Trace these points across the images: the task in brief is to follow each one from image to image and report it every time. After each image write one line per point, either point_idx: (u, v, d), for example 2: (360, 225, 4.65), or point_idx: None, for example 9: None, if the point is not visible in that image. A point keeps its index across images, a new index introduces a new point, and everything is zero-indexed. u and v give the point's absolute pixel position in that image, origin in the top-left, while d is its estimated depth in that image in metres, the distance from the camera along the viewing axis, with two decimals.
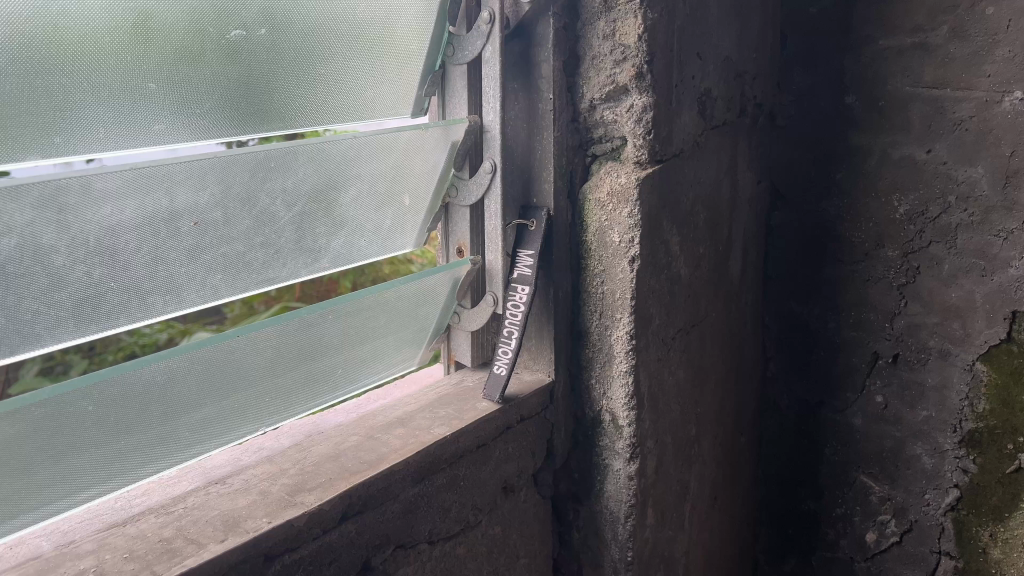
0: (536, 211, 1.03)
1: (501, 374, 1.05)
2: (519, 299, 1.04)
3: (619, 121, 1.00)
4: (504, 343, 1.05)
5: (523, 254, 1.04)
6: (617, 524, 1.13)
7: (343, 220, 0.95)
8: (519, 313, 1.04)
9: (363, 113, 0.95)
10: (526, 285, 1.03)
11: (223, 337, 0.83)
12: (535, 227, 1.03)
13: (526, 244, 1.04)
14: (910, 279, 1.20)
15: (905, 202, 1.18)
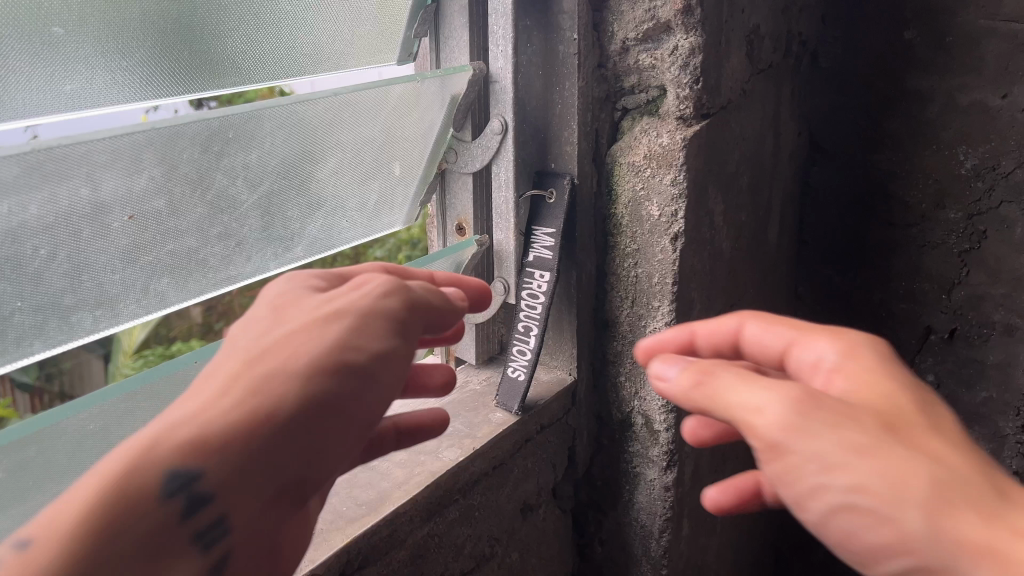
0: (557, 178, 0.85)
1: (519, 380, 0.87)
2: (537, 287, 0.86)
3: (659, 67, 0.81)
4: (518, 341, 0.87)
5: (539, 231, 0.86)
6: (650, 539, 0.98)
7: (320, 200, 0.75)
8: (539, 304, 0.86)
9: (341, 60, 0.75)
10: (546, 270, 0.85)
11: (178, 362, 0.64)
12: (551, 199, 0.85)
13: (543, 219, 0.86)
14: (975, 246, 1.05)
15: (973, 155, 1.02)
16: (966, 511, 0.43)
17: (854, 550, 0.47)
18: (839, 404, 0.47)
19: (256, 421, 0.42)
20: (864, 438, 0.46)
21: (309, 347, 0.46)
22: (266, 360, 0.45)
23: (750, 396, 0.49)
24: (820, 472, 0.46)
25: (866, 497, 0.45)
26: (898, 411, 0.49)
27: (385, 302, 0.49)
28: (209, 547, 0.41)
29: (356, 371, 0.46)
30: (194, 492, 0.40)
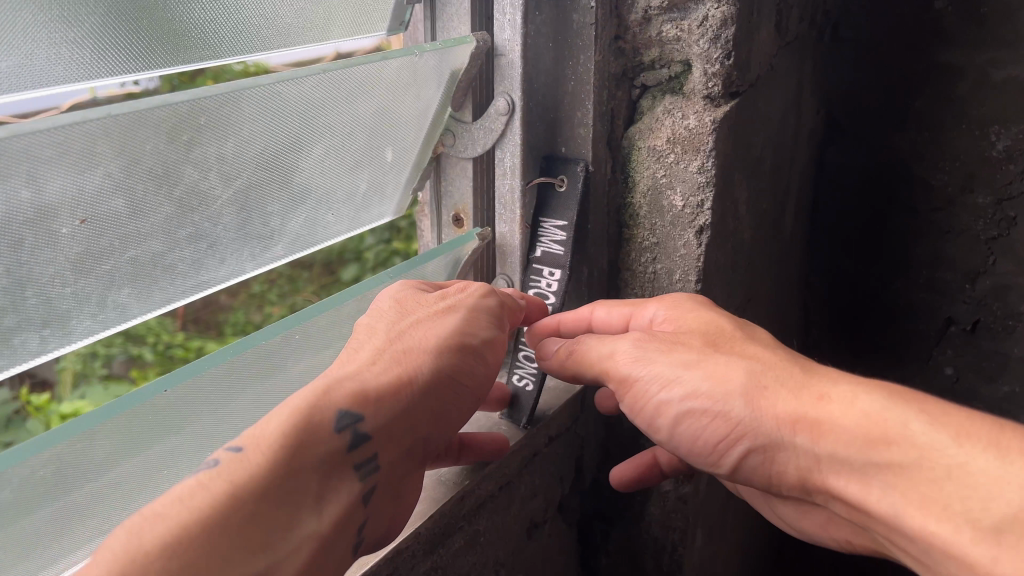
0: (570, 164, 0.76)
1: (529, 391, 0.78)
2: (545, 284, 0.78)
3: (684, 40, 0.72)
4: (524, 346, 0.79)
5: (549, 222, 0.77)
6: (662, 552, 0.91)
7: (304, 191, 0.65)
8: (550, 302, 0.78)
9: (326, 27, 0.65)
10: (555, 266, 0.77)
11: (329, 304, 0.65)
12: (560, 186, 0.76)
13: (552, 210, 0.77)
14: (1003, 232, 1.02)
15: (1006, 136, 0.97)
16: (796, 395, 0.59)
17: (701, 447, 0.63)
18: (670, 336, 0.64)
19: (403, 381, 0.57)
20: (694, 358, 0.62)
21: (436, 333, 0.60)
22: (405, 342, 0.60)
23: (607, 344, 0.65)
24: (662, 390, 0.62)
25: (702, 403, 0.60)
26: (721, 333, 0.64)
27: (488, 300, 0.65)
28: (366, 477, 0.55)
29: (475, 350, 0.62)
30: (357, 432, 0.54)
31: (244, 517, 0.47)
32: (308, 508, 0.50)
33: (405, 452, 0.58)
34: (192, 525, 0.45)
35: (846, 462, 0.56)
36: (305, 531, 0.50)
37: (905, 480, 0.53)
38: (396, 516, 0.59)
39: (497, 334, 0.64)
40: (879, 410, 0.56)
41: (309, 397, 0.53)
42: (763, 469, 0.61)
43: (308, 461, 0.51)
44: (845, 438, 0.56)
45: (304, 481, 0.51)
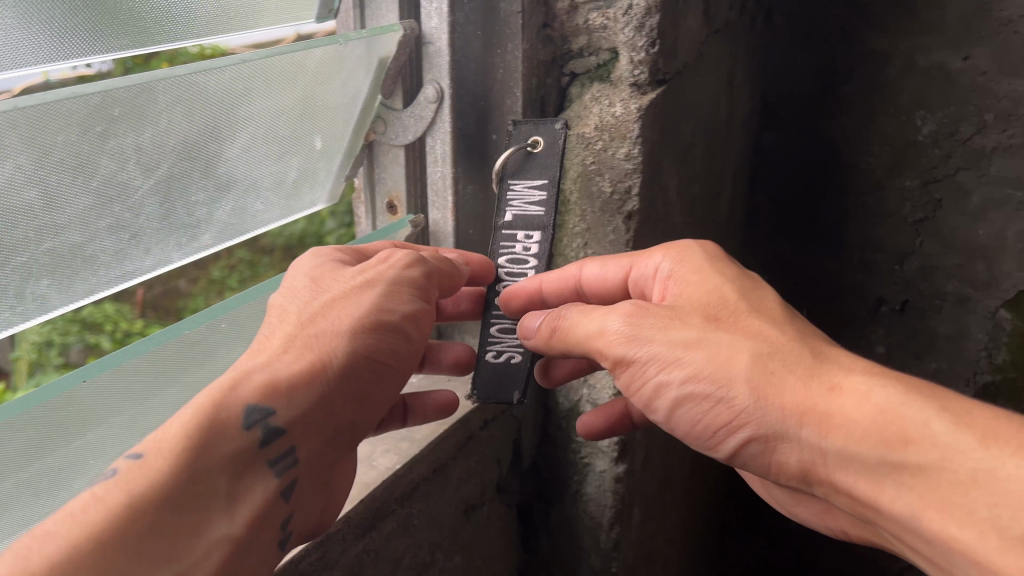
0: (546, 123, 0.69)
1: (512, 362, 0.70)
2: (520, 249, 0.70)
3: (611, 27, 0.73)
4: (498, 319, 0.71)
5: (523, 182, 0.70)
6: (599, 531, 0.93)
7: (230, 180, 0.65)
8: (527, 266, 0.70)
9: (248, 17, 0.66)
10: (531, 228, 0.70)
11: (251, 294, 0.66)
12: (535, 145, 0.70)
13: (522, 169, 0.70)
14: (930, 214, 1.01)
15: (930, 121, 0.97)
16: (806, 384, 0.54)
17: (699, 432, 0.59)
18: (667, 312, 0.60)
19: (317, 368, 0.57)
20: (693, 336, 0.58)
21: (349, 314, 0.59)
22: (316, 327, 0.59)
23: (595, 321, 0.61)
24: (661, 371, 0.58)
25: (704, 386, 0.57)
26: (727, 305, 0.60)
27: (409, 271, 0.63)
28: (282, 472, 0.55)
29: (392, 327, 0.60)
30: (268, 427, 0.54)
31: (144, 529, 0.47)
32: (218, 510, 0.50)
33: (326, 442, 0.58)
34: (84, 542, 0.45)
35: (853, 459, 0.52)
36: (213, 537, 0.49)
37: (913, 479, 0.50)
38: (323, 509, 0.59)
39: (418, 308, 0.62)
40: (896, 404, 0.52)
41: (218, 396, 0.53)
42: (761, 459, 0.57)
43: (214, 464, 0.51)
44: (852, 432, 0.52)
45: (213, 482, 0.50)
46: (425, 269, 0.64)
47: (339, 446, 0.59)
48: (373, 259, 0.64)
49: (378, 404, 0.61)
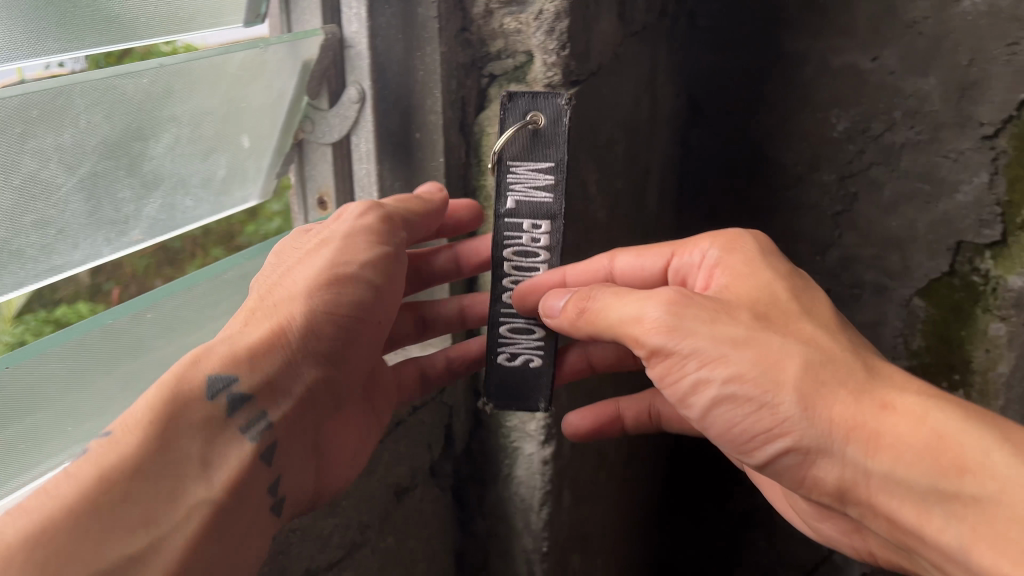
0: (546, 99, 0.69)
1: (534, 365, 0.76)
2: (528, 240, 0.73)
3: (524, 31, 0.77)
4: (507, 321, 0.75)
5: (529, 168, 0.71)
6: (529, 512, 0.97)
7: (157, 178, 0.69)
8: (539, 256, 0.73)
9: (183, 22, 0.68)
10: (538, 219, 0.71)
11: (173, 289, 0.70)
12: (535, 126, 0.70)
13: (525, 153, 0.70)
14: (846, 207, 1.06)
15: (844, 119, 1.02)
16: (864, 404, 0.59)
17: (735, 434, 0.64)
18: (713, 304, 0.64)
19: (278, 333, 0.63)
20: (742, 334, 0.62)
21: (305, 276, 0.66)
22: (274, 297, 0.66)
23: (631, 306, 0.64)
24: (704, 368, 0.62)
25: (746, 387, 0.61)
26: (775, 301, 0.65)
27: (363, 221, 0.69)
28: (257, 435, 0.62)
29: (353, 279, 0.66)
30: (233, 395, 0.60)
31: (120, 495, 0.53)
32: (194, 476, 0.57)
33: (301, 404, 0.66)
34: (58, 519, 0.50)
35: (909, 485, 0.58)
36: (191, 502, 0.56)
37: (965, 511, 0.56)
38: (309, 473, 0.67)
39: (379, 254, 0.68)
40: (953, 431, 0.58)
41: (180, 373, 0.59)
42: (796, 468, 0.62)
43: (187, 433, 0.58)
44: (910, 458, 0.57)
45: (182, 456, 0.57)
46: (386, 217, 0.69)
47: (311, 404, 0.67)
48: (337, 217, 0.70)
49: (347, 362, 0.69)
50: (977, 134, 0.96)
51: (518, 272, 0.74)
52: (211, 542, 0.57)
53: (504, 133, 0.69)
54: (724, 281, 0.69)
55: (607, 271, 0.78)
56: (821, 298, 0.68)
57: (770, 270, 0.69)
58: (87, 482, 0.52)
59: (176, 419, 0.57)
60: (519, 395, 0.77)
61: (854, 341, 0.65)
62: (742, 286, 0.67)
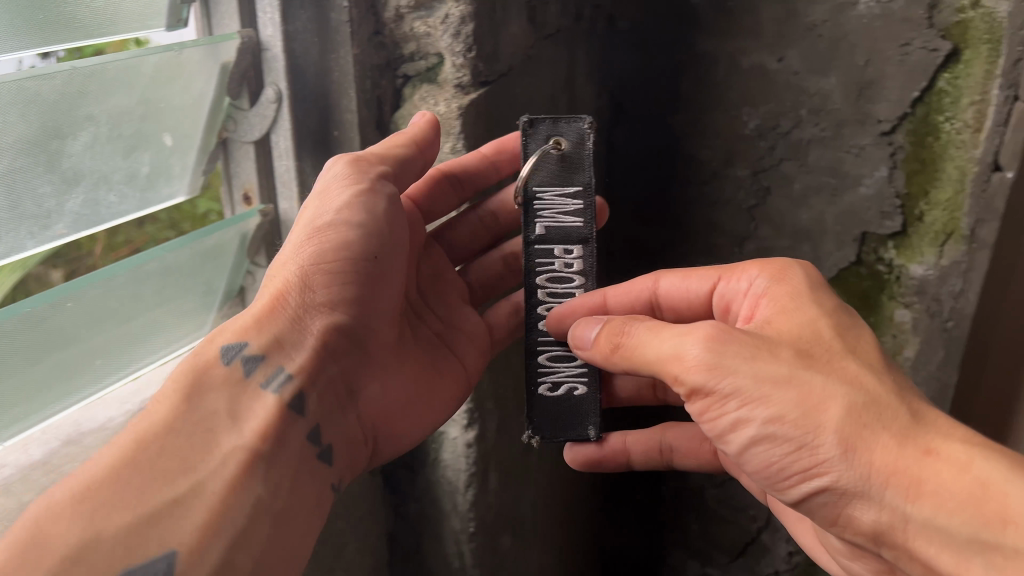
0: (567, 125, 0.79)
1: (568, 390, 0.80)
2: (561, 263, 0.80)
3: (433, 35, 0.81)
4: (545, 349, 0.80)
5: (555, 192, 0.79)
6: (456, 494, 1.01)
7: (77, 174, 0.72)
8: (572, 280, 0.80)
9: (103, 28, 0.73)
10: (570, 243, 0.80)
11: (93, 279, 0.75)
12: (557, 149, 0.79)
13: (553, 180, 0.79)
14: (760, 201, 1.12)
15: (754, 116, 1.07)
16: (907, 452, 0.61)
17: (772, 471, 0.66)
18: (755, 342, 0.65)
19: (276, 298, 0.73)
20: (784, 373, 0.64)
21: (293, 237, 0.75)
22: (272, 265, 0.76)
23: (671, 345, 0.67)
24: (743, 407, 0.64)
25: (786, 428, 0.63)
26: (818, 339, 0.67)
27: (336, 169, 0.77)
28: (280, 388, 0.71)
29: (332, 226, 0.74)
30: (245, 355, 0.71)
31: (154, 452, 0.62)
32: (226, 430, 0.66)
33: (322, 355, 0.74)
34: (101, 479, 0.59)
35: (948, 534, 0.59)
36: (226, 447, 0.65)
37: (1006, 561, 0.57)
38: (347, 419, 0.76)
39: (352, 193, 0.74)
40: (998, 479, 0.59)
41: (201, 346, 0.72)
42: (832, 506, 0.64)
43: (210, 391, 0.68)
44: (952, 506, 0.59)
45: (209, 416, 0.66)
46: (360, 159, 0.77)
47: (337, 357, 0.76)
48: (326, 172, 0.77)
49: (361, 306, 0.76)
50: (876, 130, 1.01)
51: (552, 298, 0.81)
52: (254, 481, 0.65)
53: (529, 159, 0.78)
54: (767, 313, 0.71)
55: (651, 291, 0.84)
56: (867, 336, 0.70)
57: (817, 306, 0.71)
58: (126, 445, 0.62)
59: (200, 380, 0.69)
60: (568, 422, 0.80)
61: (900, 383, 0.66)
62: (787, 325, 0.69)
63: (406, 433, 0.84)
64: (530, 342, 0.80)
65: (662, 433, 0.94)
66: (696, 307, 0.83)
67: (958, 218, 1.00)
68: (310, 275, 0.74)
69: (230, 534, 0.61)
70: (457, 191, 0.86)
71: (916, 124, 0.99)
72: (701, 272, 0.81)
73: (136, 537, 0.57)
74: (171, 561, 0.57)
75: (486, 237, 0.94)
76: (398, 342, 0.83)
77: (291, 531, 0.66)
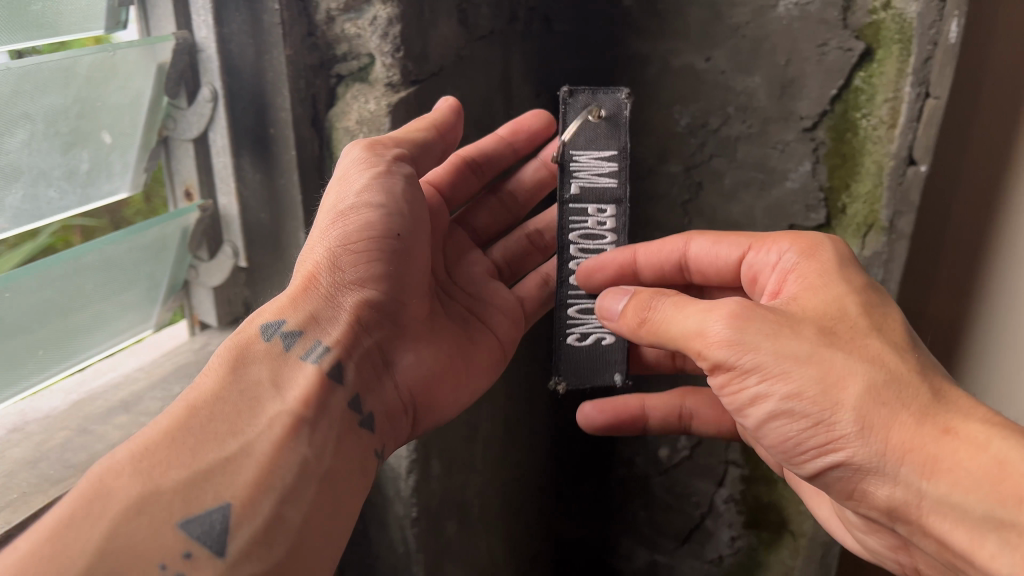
0: (606, 94, 0.85)
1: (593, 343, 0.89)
2: (596, 222, 0.87)
3: (363, 36, 0.85)
4: (575, 302, 0.88)
5: (592, 158, 0.85)
6: (399, 481, 1.04)
7: (15, 169, 0.75)
8: (604, 237, 0.88)
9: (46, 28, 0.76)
10: (606, 202, 0.86)
11: (32, 269, 0.77)
12: (597, 117, 0.85)
13: (589, 143, 0.85)
14: (693, 196, 1.16)
15: (685, 115, 1.12)
16: (925, 430, 0.65)
17: (789, 445, 0.72)
18: (777, 320, 0.70)
19: (307, 279, 0.78)
20: (805, 351, 0.68)
21: (319, 221, 0.80)
22: (302, 250, 0.81)
23: (694, 322, 0.72)
24: (763, 382, 0.70)
25: (803, 404, 0.68)
26: (843, 316, 0.71)
27: (353, 155, 0.81)
28: (317, 359, 0.75)
29: (354, 208, 0.77)
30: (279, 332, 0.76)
31: (205, 418, 0.67)
32: (270, 398, 0.71)
33: (354, 327, 0.79)
34: (145, 447, 0.64)
35: (964, 511, 0.64)
36: (270, 412, 0.70)
37: (1018, 538, 0.61)
38: (385, 390, 0.81)
39: (372, 175, 0.78)
40: (1012, 459, 0.63)
41: (243, 324, 0.77)
42: (847, 479, 0.70)
43: (254, 362, 0.73)
44: (965, 484, 0.64)
45: (251, 385, 0.71)
46: (378, 143, 0.81)
47: (371, 331, 0.80)
48: (346, 158, 0.81)
49: (394, 282, 0.80)
50: (798, 127, 1.06)
51: (583, 254, 0.88)
52: (299, 444, 0.69)
53: (568, 126, 0.84)
54: (795, 289, 0.76)
55: (681, 252, 0.91)
56: (896, 315, 0.73)
57: (846, 284, 0.75)
58: (178, 412, 0.67)
59: (243, 354, 0.74)
60: (591, 371, 0.90)
61: (924, 363, 0.70)
62: (815, 300, 0.73)
63: (445, 403, 0.88)
64: (562, 294, 0.88)
65: (682, 399, 1.01)
66: (724, 273, 0.89)
67: (877, 210, 1.04)
68: (336, 255, 0.78)
69: (281, 490, 0.66)
70: (478, 173, 0.95)
71: (836, 120, 1.03)
72: (732, 241, 0.87)
73: (187, 498, 0.62)
74: (226, 513, 0.63)
75: (508, 217, 1.01)
76: (431, 316, 0.87)
77: (342, 492, 0.71)
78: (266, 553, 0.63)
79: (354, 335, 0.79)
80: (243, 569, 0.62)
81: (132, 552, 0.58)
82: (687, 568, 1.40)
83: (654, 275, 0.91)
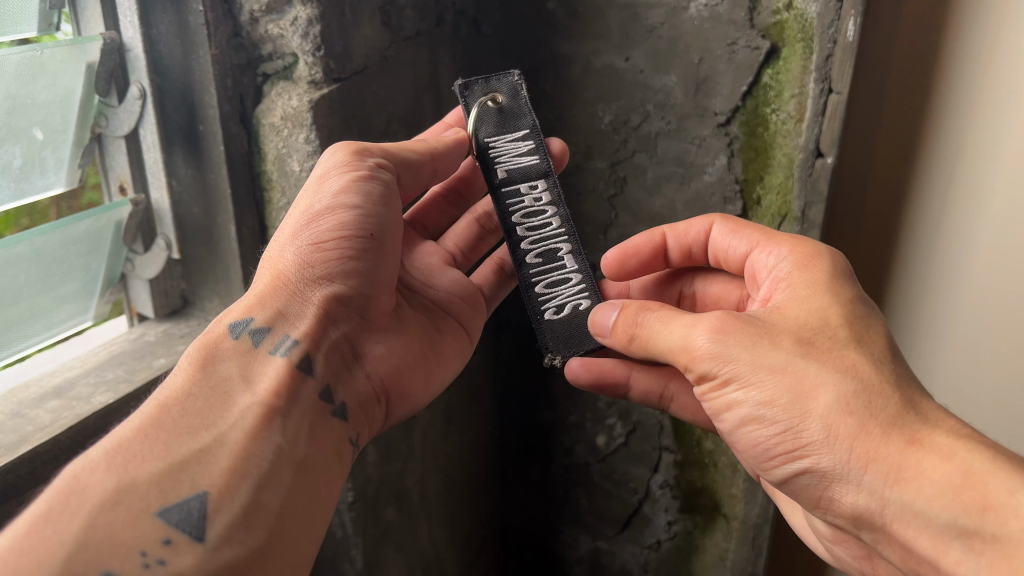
0: (500, 80, 0.95)
1: (570, 309, 0.91)
2: (532, 197, 0.93)
3: (285, 35, 0.89)
4: (538, 277, 0.92)
5: (508, 139, 0.94)
6: None
7: None
8: (545, 211, 0.93)
9: None
10: (530, 176, 0.93)
11: None
12: (495, 101, 0.94)
13: (499, 129, 0.94)
14: (619, 190, 1.22)
15: (609, 112, 1.17)
16: (892, 438, 0.67)
17: (759, 450, 0.74)
18: (758, 331, 0.72)
19: (278, 278, 0.82)
20: (783, 359, 0.70)
21: (289, 223, 0.83)
22: (271, 250, 0.84)
23: (678, 334, 0.75)
24: (740, 390, 0.72)
25: (777, 412, 0.71)
26: (824, 327, 0.72)
27: (331, 160, 0.84)
28: (287, 352, 0.79)
29: (329, 211, 0.81)
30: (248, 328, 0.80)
31: (177, 413, 0.70)
32: (242, 391, 0.74)
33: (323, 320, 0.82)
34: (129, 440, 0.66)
35: (930, 518, 0.65)
36: (242, 404, 0.73)
37: (982, 544, 0.63)
38: (355, 380, 0.85)
39: (347, 180, 0.81)
40: (976, 471, 0.64)
41: (213, 324, 0.81)
42: (815, 486, 0.72)
43: (223, 360, 0.77)
44: (930, 492, 0.65)
45: (225, 381, 0.75)
46: (357, 150, 0.84)
47: (338, 324, 0.84)
48: (327, 161, 0.84)
49: (364, 280, 0.83)
50: (712, 122, 1.11)
51: (532, 232, 0.92)
52: (272, 432, 0.72)
53: (472, 112, 0.93)
54: (782, 296, 0.76)
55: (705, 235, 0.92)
56: (879, 328, 0.74)
57: (829, 295, 0.75)
58: (150, 411, 0.70)
59: (213, 351, 0.77)
60: (575, 337, 0.90)
61: (899, 375, 0.71)
62: (796, 310, 0.74)
63: (415, 391, 0.92)
64: (525, 275, 0.92)
65: (667, 381, 0.94)
66: (732, 264, 0.89)
67: (789, 201, 1.10)
68: (307, 254, 0.82)
69: (258, 476, 0.69)
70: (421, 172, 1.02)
71: (747, 116, 1.09)
72: (747, 233, 0.87)
73: (171, 479, 0.65)
74: (203, 500, 0.65)
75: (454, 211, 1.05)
76: (398, 309, 0.91)
77: (318, 480, 0.74)
78: (246, 536, 0.66)
79: (324, 328, 0.83)
80: (224, 551, 0.64)
81: (111, 542, 0.60)
82: (627, 553, 1.45)
83: (685, 258, 0.95)
